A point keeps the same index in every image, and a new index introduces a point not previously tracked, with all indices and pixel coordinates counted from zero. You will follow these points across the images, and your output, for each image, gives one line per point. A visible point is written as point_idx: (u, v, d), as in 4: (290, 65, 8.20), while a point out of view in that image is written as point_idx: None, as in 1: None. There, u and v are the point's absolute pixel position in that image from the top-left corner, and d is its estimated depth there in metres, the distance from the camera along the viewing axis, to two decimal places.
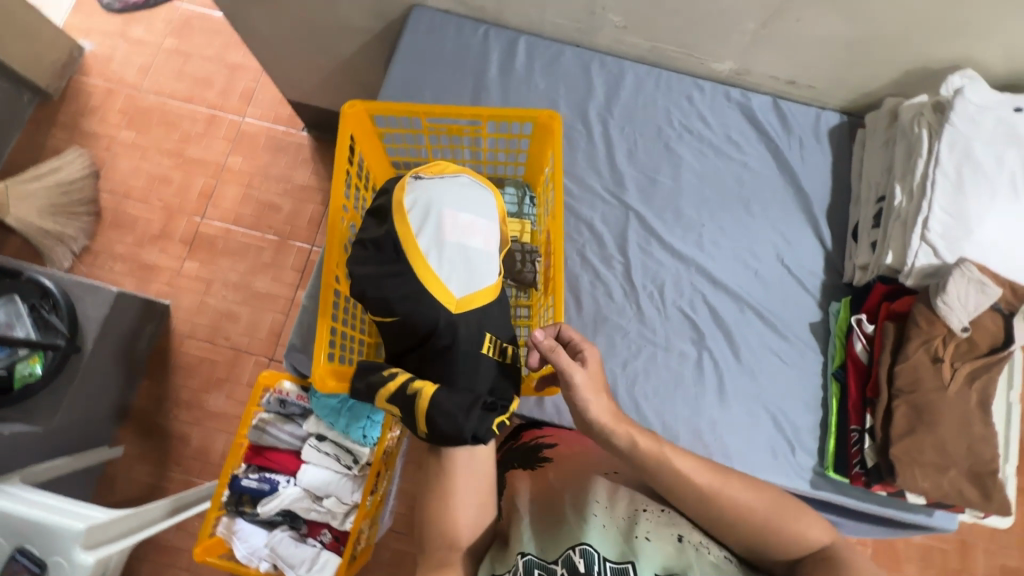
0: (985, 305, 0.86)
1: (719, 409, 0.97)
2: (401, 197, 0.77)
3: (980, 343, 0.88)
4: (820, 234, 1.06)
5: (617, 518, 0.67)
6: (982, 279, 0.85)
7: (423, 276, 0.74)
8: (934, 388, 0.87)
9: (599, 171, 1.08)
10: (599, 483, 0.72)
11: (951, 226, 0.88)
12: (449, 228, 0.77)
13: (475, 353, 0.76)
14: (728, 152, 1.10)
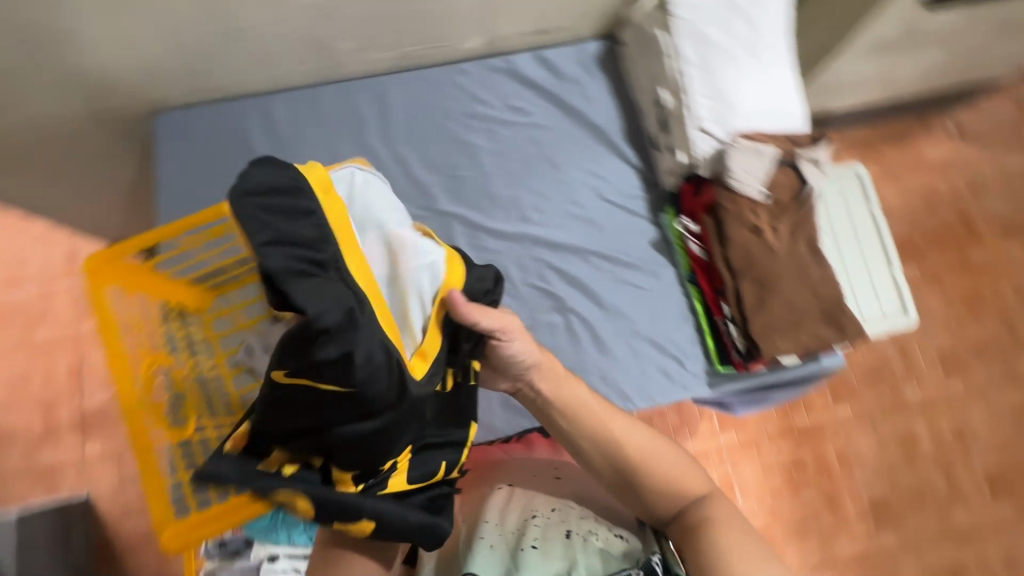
0: (771, 166, 0.90)
1: (604, 359, 0.99)
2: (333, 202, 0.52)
3: (785, 198, 0.92)
4: (627, 158, 1.08)
5: (508, 533, 0.75)
6: (754, 144, 0.89)
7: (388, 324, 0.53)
8: (765, 256, 0.91)
9: (405, 192, 1.06)
10: (492, 503, 0.79)
11: (714, 108, 0.92)
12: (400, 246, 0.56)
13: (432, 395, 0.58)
14: (515, 120, 1.10)
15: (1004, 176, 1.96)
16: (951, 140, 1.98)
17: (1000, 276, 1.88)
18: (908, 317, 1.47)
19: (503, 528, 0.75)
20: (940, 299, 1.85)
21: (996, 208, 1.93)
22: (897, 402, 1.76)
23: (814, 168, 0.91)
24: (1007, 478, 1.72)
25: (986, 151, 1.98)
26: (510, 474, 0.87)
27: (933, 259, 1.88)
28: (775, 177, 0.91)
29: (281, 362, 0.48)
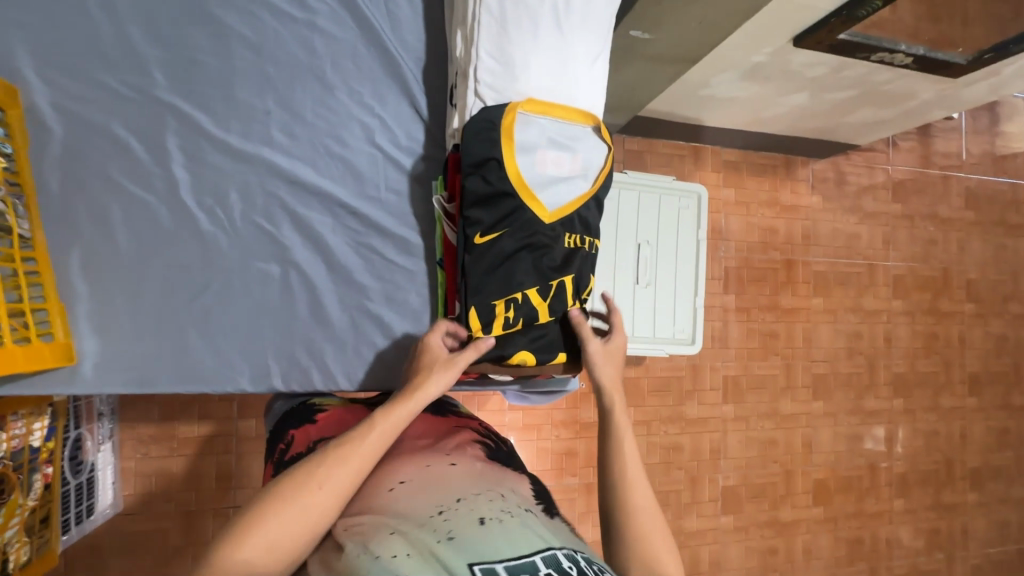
0: (539, 157, 0.79)
1: (318, 329, 0.86)
2: (535, 108, 0.78)
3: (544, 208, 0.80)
4: (416, 103, 0.91)
5: (411, 526, 0.62)
6: (531, 125, 0.78)
7: (525, 198, 0.78)
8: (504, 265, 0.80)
9: (108, 59, 0.80)
10: (393, 500, 0.68)
11: (499, 73, 0.77)
12: (555, 158, 0.80)
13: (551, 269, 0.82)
14: (288, 11, 0.86)
15: (834, 234, 2.08)
16: (805, 187, 2.05)
17: (798, 322, 2.02)
18: (692, 344, 1.53)
19: (409, 526, 0.62)
20: (741, 331, 1.95)
21: (817, 262, 2.06)
22: (674, 415, 1.86)
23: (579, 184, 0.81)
24: (739, 495, 1.92)
25: (828, 207, 2.08)
26: (397, 469, 0.74)
27: (749, 293, 1.97)
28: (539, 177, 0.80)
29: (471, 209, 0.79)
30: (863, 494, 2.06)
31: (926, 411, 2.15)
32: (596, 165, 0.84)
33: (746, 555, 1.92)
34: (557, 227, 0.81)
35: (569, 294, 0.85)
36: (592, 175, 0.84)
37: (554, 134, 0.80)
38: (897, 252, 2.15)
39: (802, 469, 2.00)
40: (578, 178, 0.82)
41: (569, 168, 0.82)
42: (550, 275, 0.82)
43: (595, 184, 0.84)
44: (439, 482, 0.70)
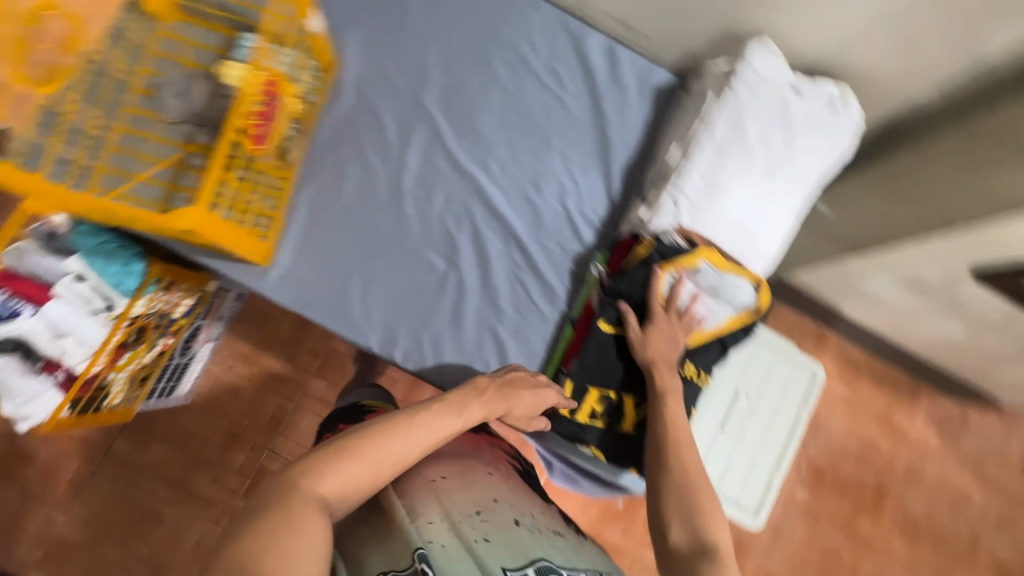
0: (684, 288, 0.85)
1: (450, 328, 0.95)
2: (706, 254, 0.83)
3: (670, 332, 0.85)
4: (610, 186, 1.03)
5: (450, 518, 0.66)
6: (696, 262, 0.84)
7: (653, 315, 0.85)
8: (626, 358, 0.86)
9: (404, 64, 1.01)
10: (427, 493, 0.69)
11: (700, 190, 0.86)
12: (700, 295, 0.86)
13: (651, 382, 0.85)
14: (545, 81, 1.05)
15: (941, 484, 1.88)
16: (924, 420, 1.90)
17: (868, 555, 1.80)
18: (754, 517, 1.45)
19: (449, 522, 0.65)
20: (802, 535, 1.78)
21: (911, 502, 1.86)
22: None
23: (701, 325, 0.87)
24: None
25: (943, 450, 1.90)
26: (430, 466, 0.74)
27: (824, 499, 1.81)
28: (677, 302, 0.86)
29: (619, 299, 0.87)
30: None
31: None
32: (734, 306, 0.87)
33: None
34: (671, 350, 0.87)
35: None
36: (725, 317, 0.87)
37: (712, 279, 0.85)
38: (1010, 538, 1.87)
39: None
40: (708, 319, 0.87)
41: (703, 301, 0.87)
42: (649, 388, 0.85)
43: (722, 327, 0.87)
44: (475, 487, 0.72)
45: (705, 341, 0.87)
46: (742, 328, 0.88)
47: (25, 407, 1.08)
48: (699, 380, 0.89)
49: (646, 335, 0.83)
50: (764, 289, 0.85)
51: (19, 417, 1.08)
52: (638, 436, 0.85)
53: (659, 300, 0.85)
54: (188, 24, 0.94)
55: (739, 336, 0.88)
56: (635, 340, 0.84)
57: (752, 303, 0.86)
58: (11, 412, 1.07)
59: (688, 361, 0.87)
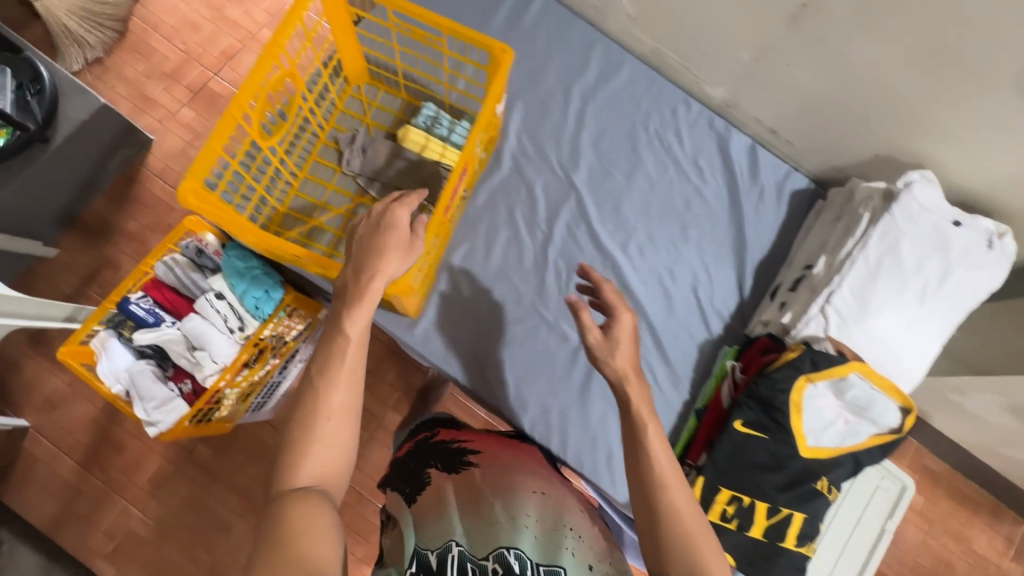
0: (824, 398, 0.87)
1: (576, 400, 0.98)
2: (857, 369, 0.84)
3: (802, 438, 0.87)
4: (742, 282, 1.06)
5: (544, 531, 0.70)
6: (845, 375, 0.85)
7: (791, 420, 0.87)
8: (761, 462, 0.86)
9: (559, 144, 1.08)
10: (526, 500, 0.73)
11: (850, 305, 0.88)
12: (840, 407, 0.87)
13: (786, 490, 0.85)
14: (688, 174, 1.10)
15: None
16: None
17: None
18: None
19: (539, 532, 0.69)
20: None
21: None
22: None
23: (837, 437, 0.87)
24: None
25: None
26: (538, 479, 0.79)
27: None
28: (816, 410, 0.87)
29: (756, 400, 0.88)
30: None
31: None
32: (877, 426, 0.86)
33: None
34: (804, 458, 0.87)
35: (791, 533, 0.84)
36: (865, 433, 0.87)
37: (859, 394, 0.85)
38: None
39: None
40: (845, 432, 0.87)
41: (845, 418, 0.87)
42: (782, 498, 0.84)
43: (859, 444, 0.87)
44: (579, 514, 0.75)
45: (840, 455, 0.87)
46: (880, 447, 0.87)
47: (158, 414, 1.13)
48: (830, 495, 0.88)
49: (606, 346, 0.68)
50: (911, 413, 0.85)
51: (149, 421, 1.13)
52: (770, 545, 0.83)
53: (611, 297, 0.71)
54: (375, 89, 1.03)
55: (876, 456, 0.88)
56: (596, 350, 0.68)
57: (896, 425, 0.86)
58: (144, 417, 1.13)
59: (823, 475, 0.87)
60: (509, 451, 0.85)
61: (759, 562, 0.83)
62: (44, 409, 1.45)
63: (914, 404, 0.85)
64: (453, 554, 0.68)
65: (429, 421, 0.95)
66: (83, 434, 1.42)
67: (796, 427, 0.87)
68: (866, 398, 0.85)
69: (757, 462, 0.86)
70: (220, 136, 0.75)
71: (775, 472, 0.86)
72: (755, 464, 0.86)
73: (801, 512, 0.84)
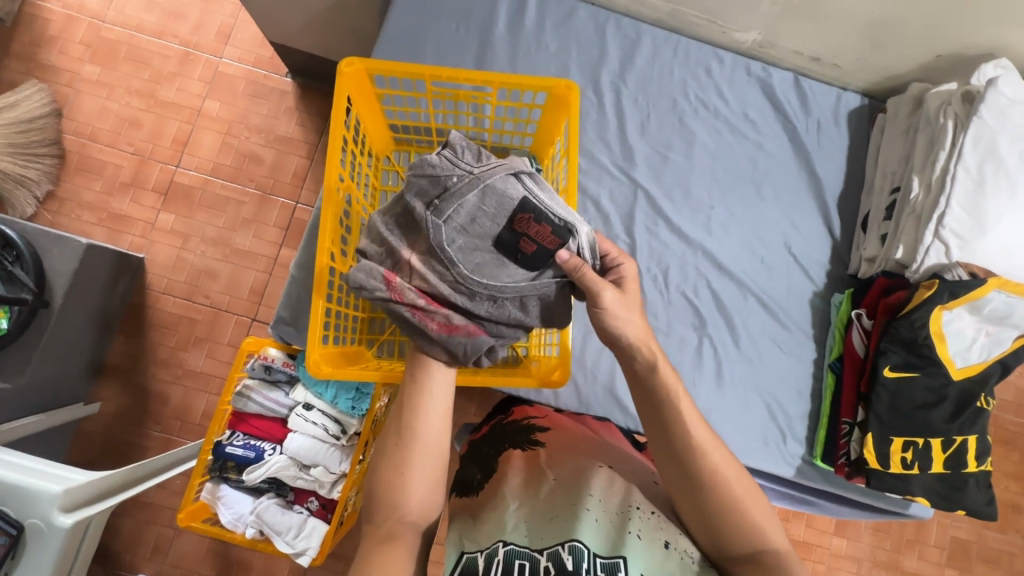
0: (964, 320, 0.87)
1: (715, 393, 0.96)
2: (993, 284, 0.84)
3: (953, 363, 0.87)
4: (830, 223, 1.03)
5: (610, 512, 0.67)
6: (982, 295, 0.85)
7: (939, 351, 0.87)
8: (922, 402, 0.87)
9: (609, 144, 1.02)
10: (594, 477, 0.71)
11: (966, 223, 0.86)
12: (978, 322, 0.87)
13: (951, 418, 0.86)
14: (743, 132, 1.05)
15: None
16: None
17: None
18: None
19: (606, 507, 0.68)
20: None
21: None
22: None
23: (984, 351, 0.88)
24: None
25: None
26: (611, 458, 0.78)
27: None
28: (961, 333, 0.87)
29: (894, 348, 0.89)
30: None
31: None
32: (1019, 329, 0.87)
33: None
34: (960, 381, 0.88)
35: (971, 456, 0.86)
36: (1008, 339, 0.88)
37: (997, 306, 0.85)
38: None
39: None
40: (990, 345, 0.88)
41: (986, 331, 0.88)
42: (953, 427, 0.86)
43: (1005, 351, 0.88)
44: (650, 494, 0.71)
45: (992, 368, 0.88)
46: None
47: (301, 542, 1.11)
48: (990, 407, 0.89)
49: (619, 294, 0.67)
50: None
51: (297, 552, 1.11)
52: (954, 475, 0.86)
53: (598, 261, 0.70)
54: (408, 155, 0.95)
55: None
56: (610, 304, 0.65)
57: None
58: (290, 550, 1.10)
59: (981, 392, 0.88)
60: (581, 432, 0.84)
61: (946, 491, 0.86)
62: (155, 558, 1.31)
63: None
64: (499, 557, 0.64)
65: (499, 405, 0.96)
66: (205, 566, 1.32)
67: (945, 356, 0.87)
68: (1008, 307, 0.85)
69: (917, 402, 0.87)
70: (318, 281, 0.71)
71: (936, 405, 0.87)
72: (916, 406, 0.87)
73: (973, 434, 0.86)
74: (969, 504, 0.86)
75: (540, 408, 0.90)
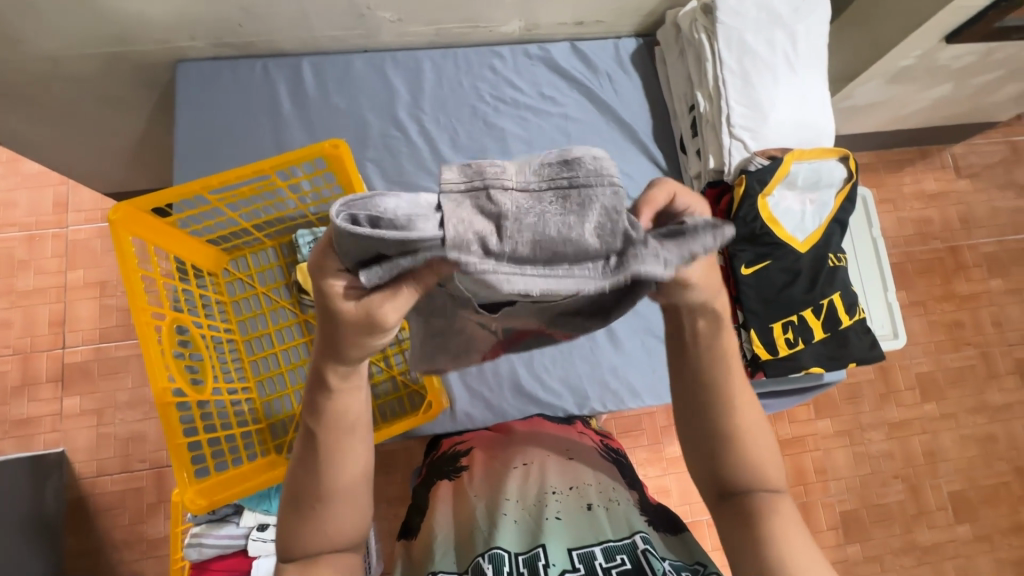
0: (786, 199, 0.94)
1: (615, 352, 1.00)
2: (790, 162, 0.91)
3: (794, 239, 0.94)
4: (654, 158, 1.09)
5: (527, 507, 0.72)
6: (789, 171, 0.91)
7: (778, 233, 0.93)
8: (783, 283, 0.93)
9: (430, 169, 1.05)
10: (510, 482, 0.76)
11: (749, 115, 0.93)
12: (798, 197, 0.94)
13: (812, 286, 0.92)
14: (546, 110, 1.10)
15: (994, 213, 2.05)
16: (948, 172, 2.06)
17: (981, 308, 1.96)
18: (897, 339, 1.52)
19: (523, 502, 0.72)
20: (923, 325, 1.92)
21: (982, 243, 2.02)
22: (874, 420, 1.84)
23: (816, 218, 0.95)
24: (970, 500, 1.82)
25: (979, 188, 2.07)
26: (523, 452, 0.82)
27: (919, 286, 1.96)
28: (790, 211, 0.94)
29: (743, 247, 0.94)
30: None
31: None
32: (834, 187, 0.95)
33: (999, 569, 1.78)
34: (807, 252, 0.94)
35: (841, 312, 0.92)
36: (830, 199, 0.96)
37: (805, 177, 0.93)
38: None
39: None
40: (818, 211, 0.95)
41: (810, 200, 0.95)
42: (816, 294, 0.92)
43: (832, 210, 0.96)
44: (564, 470, 0.77)
45: (829, 228, 0.95)
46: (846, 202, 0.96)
47: None
48: (842, 262, 0.96)
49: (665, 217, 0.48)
50: (851, 156, 0.94)
51: None
52: (834, 335, 0.92)
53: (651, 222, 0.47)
54: (244, 257, 0.96)
55: (850, 207, 0.96)
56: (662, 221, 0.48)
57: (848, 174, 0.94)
58: None
59: (828, 253, 0.95)
60: (505, 438, 0.88)
61: (835, 352, 0.92)
62: None
63: (847, 153, 0.94)
64: None
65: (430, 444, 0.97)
66: None
67: (784, 236, 0.93)
68: (815, 172, 0.93)
69: (778, 285, 0.93)
70: (167, 422, 0.72)
71: (795, 282, 0.92)
72: (779, 290, 0.92)
73: (836, 292, 0.93)
74: (859, 353, 0.92)
75: (471, 434, 0.93)
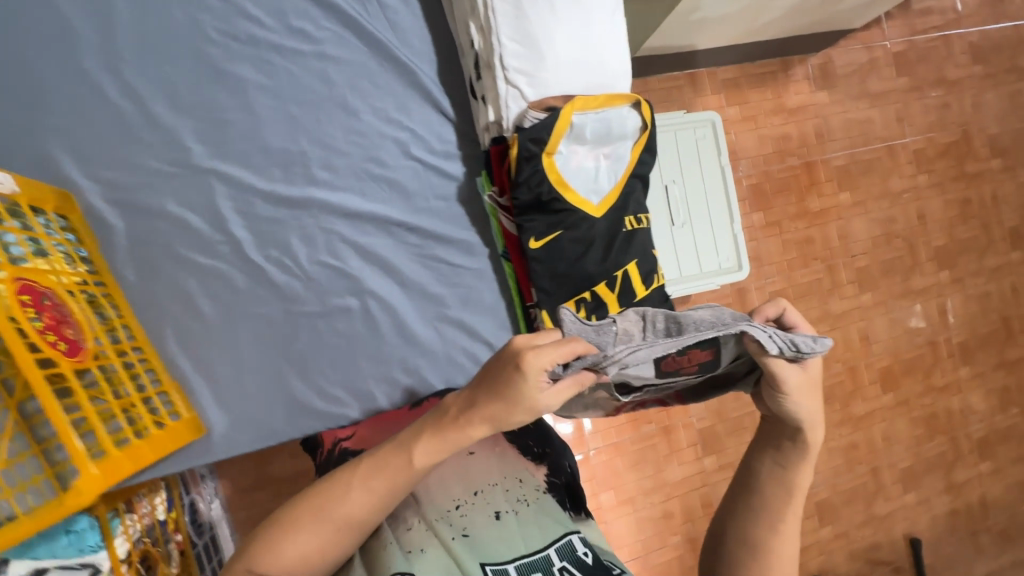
0: (577, 156, 0.81)
1: (406, 346, 0.88)
2: (573, 112, 0.77)
3: (588, 202, 0.82)
4: (441, 107, 0.91)
5: (430, 523, 0.66)
6: (574, 123, 0.77)
7: (568, 197, 0.81)
8: (576, 257, 0.82)
9: (142, 139, 0.80)
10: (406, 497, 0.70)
11: (522, 55, 0.76)
12: (590, 152, 0.82)
13: (606, 256, 0.83)
14: (298, 48, 0.86)
15: (847, 125, 2.07)
16: (807, 85, 2.02)
17: (830, 223, 2.02)
18: (740, 271, 1.53)
19: (426, 520, 0.66)
20: (777, 245, 1.96)
21: (835, 157, 2.05)
22: None
23: (612, 176, 0.84)
24: None
25: (835, 99, 2.06)
26: None
27: (776, 205, 1.97)
28: (583, 170, 0.82)
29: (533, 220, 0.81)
30: (928, 371, 2.09)
31: (973, 276, 2.16)
32: (629, 138, 0.84)
33: (830, 456, 1.98)
34: (602, 217, 0.83)
35: (637, 282, 0.85)
36: (626, 152, 0.84)
37: (596, 130, 0.79)
38: (911, 128, 2.13)
39: (865, 361, 2.03)
40: (614, 168, 0.84)
41: (603, 154, 0.83)
42: (609, 266, 0.83)
43: (629, 166, 0.85)
44: (464, 475, 0.71)
45: (627, 186, 0.85)
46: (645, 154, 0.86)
47: None
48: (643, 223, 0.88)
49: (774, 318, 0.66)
50: (645, 101, 0.82)
51: None
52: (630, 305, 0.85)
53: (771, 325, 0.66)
54: None
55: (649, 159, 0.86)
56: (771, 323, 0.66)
57: (643, 123, 0.83)
58: None
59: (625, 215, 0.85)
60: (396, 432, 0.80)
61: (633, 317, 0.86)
62: None
63: (641, 98, 0.82)
64: None
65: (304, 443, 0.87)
66: None
67: (575, 200, 0.81)
68: (606, 123, 0.80)
69: (573, 261, 0.82)
70: None
71: (590, 255, 0.82)
72: (573, 265, 0.82)
73: (631, 260, 0.84)
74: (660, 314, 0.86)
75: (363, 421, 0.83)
